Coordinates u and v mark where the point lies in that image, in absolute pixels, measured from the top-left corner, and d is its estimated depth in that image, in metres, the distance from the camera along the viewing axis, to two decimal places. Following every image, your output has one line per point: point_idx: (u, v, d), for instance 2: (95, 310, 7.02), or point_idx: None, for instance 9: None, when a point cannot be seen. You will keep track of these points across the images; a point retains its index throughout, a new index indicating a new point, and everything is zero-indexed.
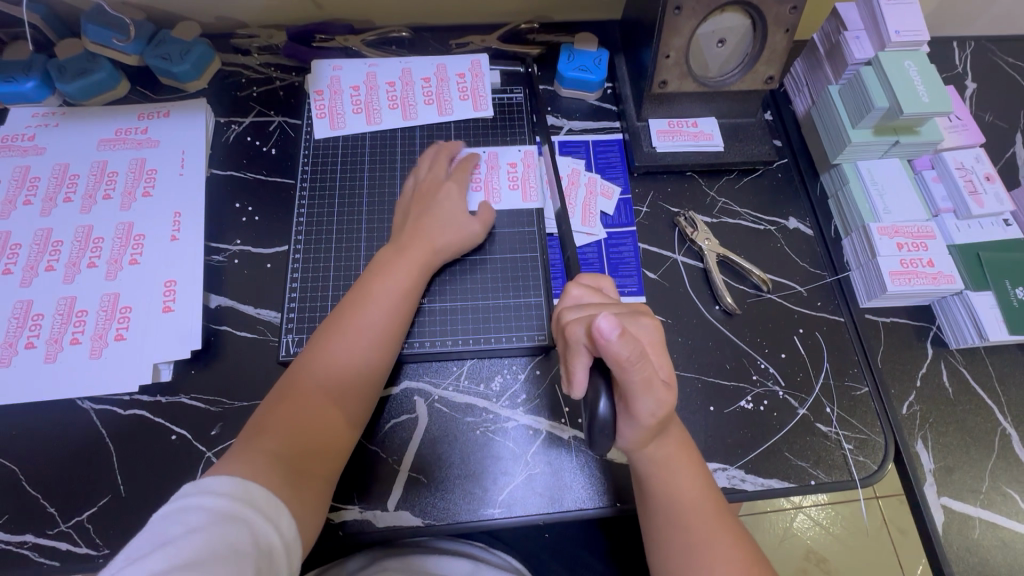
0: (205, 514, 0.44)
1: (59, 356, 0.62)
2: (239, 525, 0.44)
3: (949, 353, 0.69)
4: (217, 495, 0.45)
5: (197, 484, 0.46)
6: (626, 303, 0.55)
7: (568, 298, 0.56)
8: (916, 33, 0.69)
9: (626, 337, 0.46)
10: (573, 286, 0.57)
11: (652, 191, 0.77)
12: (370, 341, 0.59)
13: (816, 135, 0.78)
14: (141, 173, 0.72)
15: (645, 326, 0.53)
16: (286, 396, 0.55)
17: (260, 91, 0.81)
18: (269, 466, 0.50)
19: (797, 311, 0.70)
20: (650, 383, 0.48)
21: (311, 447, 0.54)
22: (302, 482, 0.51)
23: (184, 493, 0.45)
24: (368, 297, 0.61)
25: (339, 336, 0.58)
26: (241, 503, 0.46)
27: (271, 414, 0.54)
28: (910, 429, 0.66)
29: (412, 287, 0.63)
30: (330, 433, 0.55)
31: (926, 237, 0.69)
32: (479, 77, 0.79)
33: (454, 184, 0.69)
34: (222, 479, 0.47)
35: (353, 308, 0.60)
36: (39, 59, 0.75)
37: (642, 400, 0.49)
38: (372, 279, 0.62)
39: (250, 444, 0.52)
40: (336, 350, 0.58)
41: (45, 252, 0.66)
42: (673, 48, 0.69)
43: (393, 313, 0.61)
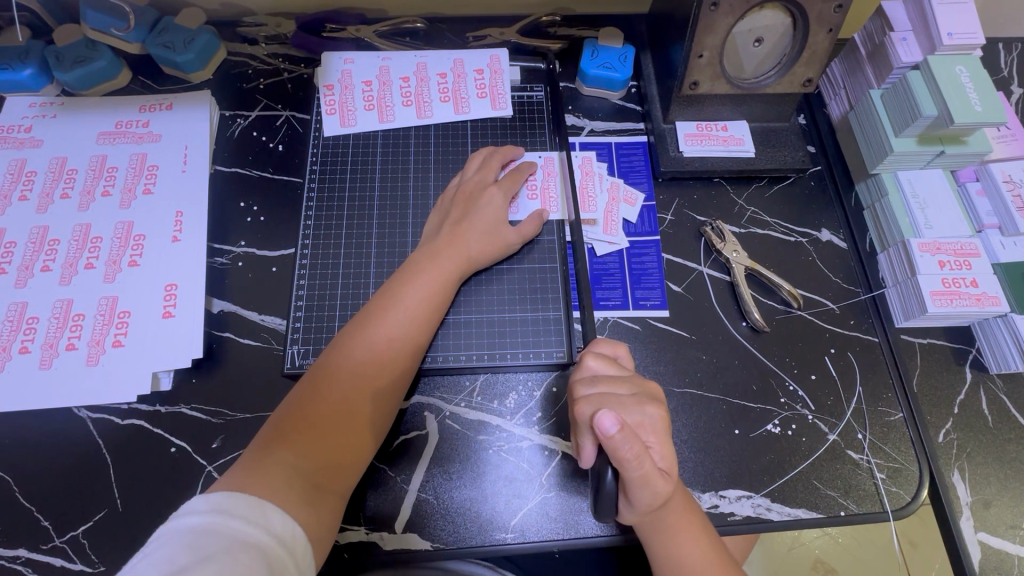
0: (217, 536, 0.40)
1: (55, 362, 0.59)
2: (251, 548, 0.41)
3: (990, 378, 0.65)
4: (230, 516, 0.42)
5: (208, 502, 0.43)
6: (635, 380, 0.54)
7: (582, 370, 0.54)
8: (969, 36, 0.64)
9: (625, 433, 0.47)
10: (588, 355, 0.55)
11: (678, 198, 0.73)
12: (396, 351, 0.56)
13: (853, 142, 0.73)
14: (141, 169, 0.68)
15: (650, 415, 0.52)
16: (305, 403, 0.52)
17: (267, 83, 0.77)
18: (286, 480, 0.47)
19: (828, 329, 0.67)
20: (648, 478, 0.48)
21: (330, 460, 0.50)
22: (319, 499, 0.48)
23: (193, 513, 0.42)
24: (396, 303, 0.58)
25: (366, 343, 0.55)
26: (255, 525, 0.43)
27: (288, 422, 0.51)
28: (946, 458, 0.62)
29: (441, 295, 0.60)
30: (351, 446, 0.52)
31: (970, 255, 0.65)
32: (497, 73, 0.75)
33: (497, 189, 0.66)
34: (235, 498, 0.44)
35: (380, 314, 0.57)
36: (36, 46, 0.71)
37: (647, 495, 0.49)
38: (400, 284, 0.59)
39: (265, 454, 0.49)
40: (361, 357, 0.55)
41: (41, 252, 0.63)
42: (707, 47, 0.64)
43: (422, 322, 0.58)
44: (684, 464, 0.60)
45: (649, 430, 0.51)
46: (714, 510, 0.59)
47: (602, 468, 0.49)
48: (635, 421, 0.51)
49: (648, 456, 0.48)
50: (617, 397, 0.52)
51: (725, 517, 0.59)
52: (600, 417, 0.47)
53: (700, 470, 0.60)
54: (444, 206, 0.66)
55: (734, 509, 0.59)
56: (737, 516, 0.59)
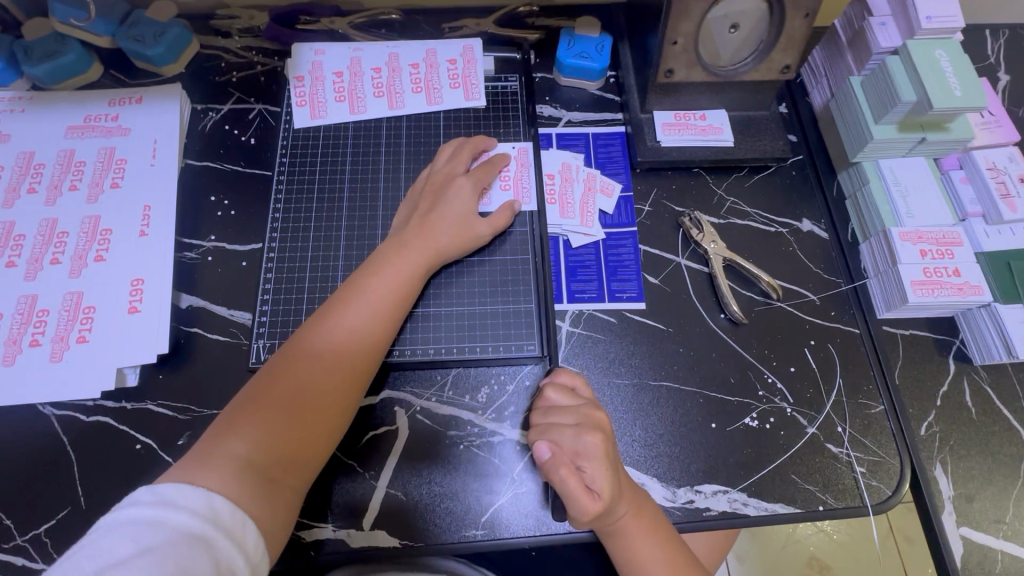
0: (160, 530, 0.39)
1: (19, 358, 0.59)
2: (196, 541, 0.40)
3: (973, 370, 0.64)
4: (175, 508, 0.41)
5: (152, 493, 0.42)
6: (582, 410, 0.56)
7: (541, 398, 0.58)
8: (948, 20, 0.63)
9: (555, 458, 0.53)
10: (547, 386, 0.58)
11: (656, 188, 0.72)
12: (358, 344, 0.55)
13: (835, 131, 0.72)
14: (110, 163, 0.68)
15: (586, 443, 0.53)
16: (262, 395, 0.51)
17: (240, 76, 0.76)
18: (237, 473, 0.46)
19: (808, 321, 0.65)
20: (574, 498, 0.51)
21: (285, 454, 0.50)
22: (272, 493, 0.48)
23: (137, 505, 0.41)
24: (361, 295, 0.57)
25: (328, 335, 0.54)
26: (200, 518, 0.41)
27: (244, 413, 0.50)
28: (928, 452, 0.61)
29: (407, 288, 0.59)
30: (309, 439, 0.51)
31: (952, 244, 0.64)
32: (472, 64, 0.74)
33: (467, 180, 0.65)
34: (182, 489, 0.42)
35: (343, 306, 0.56)
36: (5, 40, 0.71)
37: (577, 515, 0.51)
38: (366, 276, 0.58)
39: (218, 445, 0.48)
40: (322, 349, 0.54)
41: (6, 247, 0.63)
42: (681, 34, 0.63)
43: (387, 315, 0.57)
44: (660, 459, 0.59)
45: (583, 457, 0.53)
46: (690, 505, 0.57)
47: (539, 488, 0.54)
48: (571, 448, 0.54)
49: (574, 479, 0.52)
50: (557, 427, 0.55)
51: (700, 512, 0.57)
52: (536, 445, 0.53)
53: (676, 464, 0.59)
54: (415, 197, 0.65)
55: (710, 504, 0.58)
56: (713, 511, 0.57)
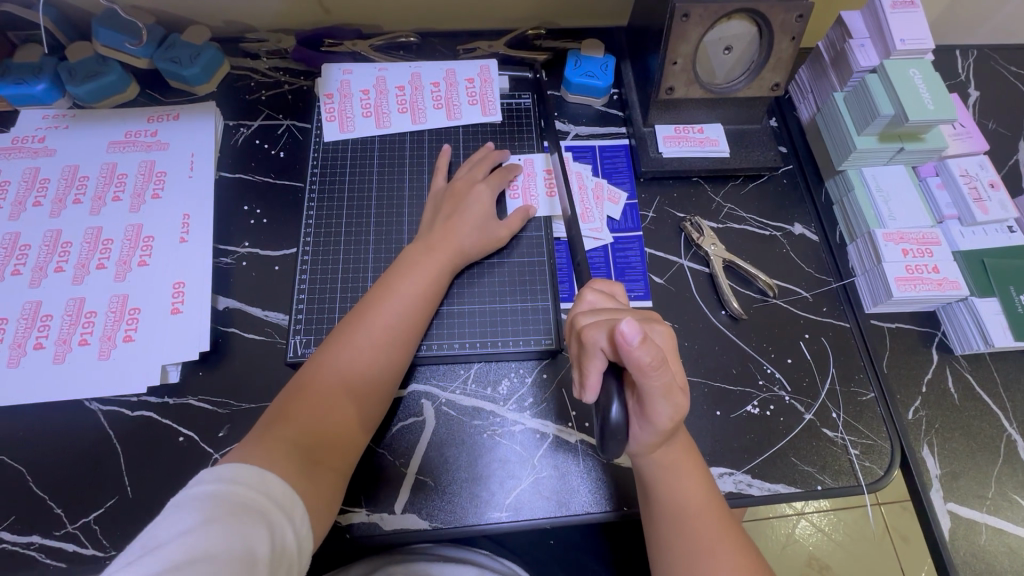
0: (222, 502, 0.44)
1: (68, 357, 0.62)
2: (253, 514, 0.44)
3: (954, 359, 0.69)
4: (233, 483, 0.46)
5: (214, 473, 0.46)
6: (637, 308, 0.56)
7: (581, 303, 0.57)
8: (920, 42, 0.70)
9: (647, 343, 0.45)
10: (587, 293, 0.58)
11: (658, 196, 0.77)
12: (390, 339, 0.60)
13: (821, 141, 0.78)
14: (150, 175, 0.72)
15: (658, 332, 0.53)
16: (306, 387, 0.56)
17: (269, 94, 0.81)
18: (288, 456, 0.51)
19: (802, 316, 0.71)
20: (668, 390, 0.48)
21: (329, 439, 0.54)
22: (318, 475, 0.52)
23: (201, 483, 0.45)
24: (392, 295, 0.61)
25: (363, 332, 0.59)
26: (253, 491, 0.46)
27: (290, 403, 0.55)
28: (916, 434, 0.66)
29: (434, 287, 0.63)
30: (349, 427, 0.56)
31: (931, 243, 0.70)
32: (487, 82, 0.80)
33: (484, 186, 0.70)
34: (239, 467, 0.47)
35: (377, 305, 0.61)
36: (49, 62, 0.75)
37: (667, 411, 0.49)
38: (396, 277, 0.63)
39: (269, 433, 0.52)
40: (360, 344, 0.58)
41: (54, 253, 0.67)
42: (680, 54, 0.69)
43: (417, 313, 0.62)
44: None
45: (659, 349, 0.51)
46: None
47: (609, 402, 0.48)
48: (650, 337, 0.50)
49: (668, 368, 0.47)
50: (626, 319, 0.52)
51: None
52: (623, 328, 0.45)
53: None
54: (436, 202, 0.70)
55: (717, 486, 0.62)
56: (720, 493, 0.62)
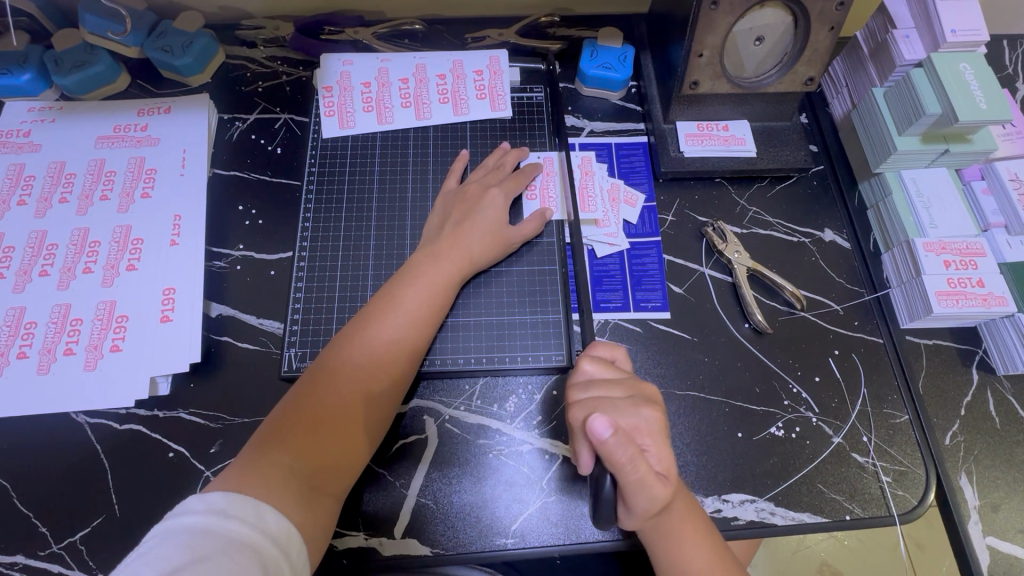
0: (210, 536, 0.41)
1: (53, 367, 0.59)
2: (245, 549, 0.41)
3: (997, 380, 0.65)
4: (227, 516, 0.43)
5: (204, 500, 0.43)
6: (631, 383, 0.54)
7: (577, 374, 0.55)
8: (973, 33, 0.63)
9: (619, 436, 0.47)
10: (585, 360, 0.55)
11: (678, 198, 0.72)
12: (393, 354, 0.56)
13: (856, 141, 0.72)
14: (140, 173, 0.68)
15: (645, 417, 0.52)
16: (303, 403, 0.52)
17: (266, 85, 0.77)
18: (283, 480, 0.47)
19: (832, 330, 0.66)
20: (645, 481, 0.48)
21: (327, 461, 0.51)
22: (315, 499, 0.48)
23: (189, 513, 0.42)
24: (397, 306, 0.57)
25: (364, 345, 0.55)
26: (247, 525, 0.43)
27: (285, 421, 0.51)
28: (953, 462, 0.61)
29: (441, 297, 0.59)
30: (349, 447, 0.52)
31: (976, 255, 0.64)
32: (497, 74, 0.75)
33: (499, 190, 0.66)
34: (231, 497, 0.44)
35: (380, 316, 0.57)
36: (35, 51, 0.71)
37: (649, 501, 0.49)
38: (401, 287, 0.59)
39: (262, 453, 0.49)
40: (360, 359, 0.55)
41: (39, 256, 0.63)
42: (707, 46, 0.63)
43: (421, 325, 0.58)
44: (687, 468, 0.60)
45: (644, 431, 0.51)
46: (718, 514, 0.58)
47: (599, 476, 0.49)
48: (630, 424, 0.51)
49: (642, 458, 0.48)
50: (611, 401, 0.52)
51: (728, 521, 0.58)
52: (593, 422, 0.47)
53: (703, 474, 0.59)
54: (446, 206, 0.65)
55: (738, 513, 0.58)
56: (741, 521, 0.58)
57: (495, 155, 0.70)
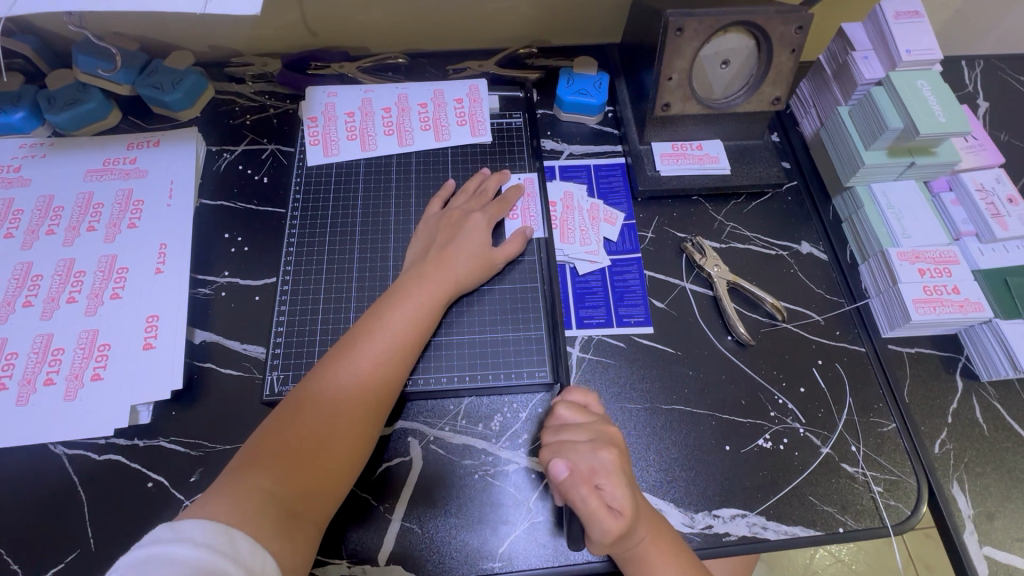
0: (186, 569, 0.39)
1: (32, 398, 0.58)
2: None
3: (981, 386, 0.65)
4: (197, 545, 0.41)
5: (174, 529, 0.42)
6: (595, 426, 0.55)
7: (552, 417, 0.57)
8: (927, 52, 0.66)
9: (573, 477, 0.51)
10: (559, 404, 0.58)
11: (657, 216, 0.74)
12: (378, 376, 0.56)
13: (826, 157, 0.75)
14: (127, 205, 0.70)
15: (603, 459, 0.53)
16: (286, 427, 0.52)
17: (254, 118, 0.79)
18: (261, 509, 0.46)
19: (815, 341, 0.66)
20: (596, 515, 0.50)
21: (308, 487, 0.50)
22: (294, 528, 0.47)
23: (159, 543, 0.41)
24: (382, 328, 0.58)
25: (349, 367, 0.55)
26: (220, 554, 0.41)
27: (267, 446, 0.51)
28: (944, 470, 0.61)
29: (426, 318, 0.60)
30: (332, 471, 0.51)
31: (949, 262, 0.66)
32: (477, 102, 0.78)
33: (482, 214, 0.67)
34: (204, 526, 0.43)
35: (366, 338, 0.57)
36: (29, 90, 0.74)
37: (600, 532, 0.50)
38: (387, 309, 0.59)
39: (239, 480, 0.48)
40: (344, 381, 0.54)
41: (23, 287, 0.64)
42: (676, 70, 0.66)
43: (407, 346, 0.58)
44: (676, 484, 0.59)
45: (600, 474, 0.52)
46: (708, 531, 0.57)
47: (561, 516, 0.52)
48: (587, 465, 0.52)
49: (596, 496, 0.50)
50: (572, 445, 0.54)
51: (719, 538, 0.57)
52: (552, 464, 0.51)
53: (693, 489, 0.59)
54: (430, 230, 0.67)
55: (729, 529, 0.57)
56: (732, 537, 0.57)
57: (475, 179, 0.71)
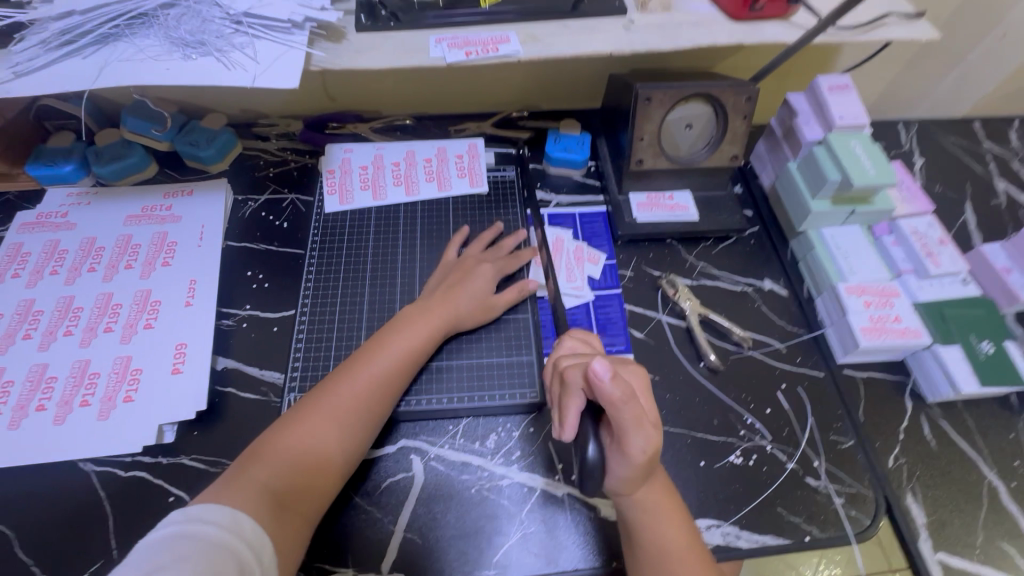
0: (194, 542, 0.46)
1: (68, 418, 0.64)
2: (222, 549, 0.47)
3: (928, 407, 0.72)
4: (202, 523, 0.48)
5: (182, 513, 0.48)
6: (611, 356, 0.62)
7: (561, 348, 0.64)
8: (856, 118, 0.78)
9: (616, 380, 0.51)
10: (565, 339, 0.65)
11: (635, 257, 0.83)
12: (375, 391, 0.62)
13: (781, 205, 0.85)
14: (162, 245, 0.78)
15: (632, 374, 0.59)
16: (289, 429, 0.58)
17: (276, 171, 0.89)
18: (257, 498, 0.52)
19: (778, 367, 0.74)
20: (642, 424, 0.52)
21: (303, 484, 0.55)
22: (283, 520, 0.52)
23: (169, 523, 0.47)
24: (385, 349, 0.65)
25: (352, 381, 0.62)
26: (224, 531, 0.48)
27: (271, 446, 0.57)
28: (898, 482, 0.67)
29: (424, 343, 0.67)
30: (325, 472, 0.57)
31: (891, 295, 0.74)
32: (475, 157, 0.88)
33: (492, 265, 0.75)
34: (207, 508, 0.49)
35: (367, 358, 0.64)
36: (79, 146, 0.83)
37: (641, 445, 0.52)
38: (391, 333, 0.67)
39: (242, 472, 0.54)
40: (345, 393, 0.61)
41: (65, 318, 0.71)
42: (646, 132, 0.78)
43: (405, 367, 0.65)
44: None
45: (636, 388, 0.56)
46: None
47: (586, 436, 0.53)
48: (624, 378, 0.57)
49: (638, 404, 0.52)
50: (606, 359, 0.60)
51: None
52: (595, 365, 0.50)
53: None
54: (445, 274, 0.75)
55: (705, 538, 0.62)
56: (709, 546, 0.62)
57: (490, 232, 0.80)
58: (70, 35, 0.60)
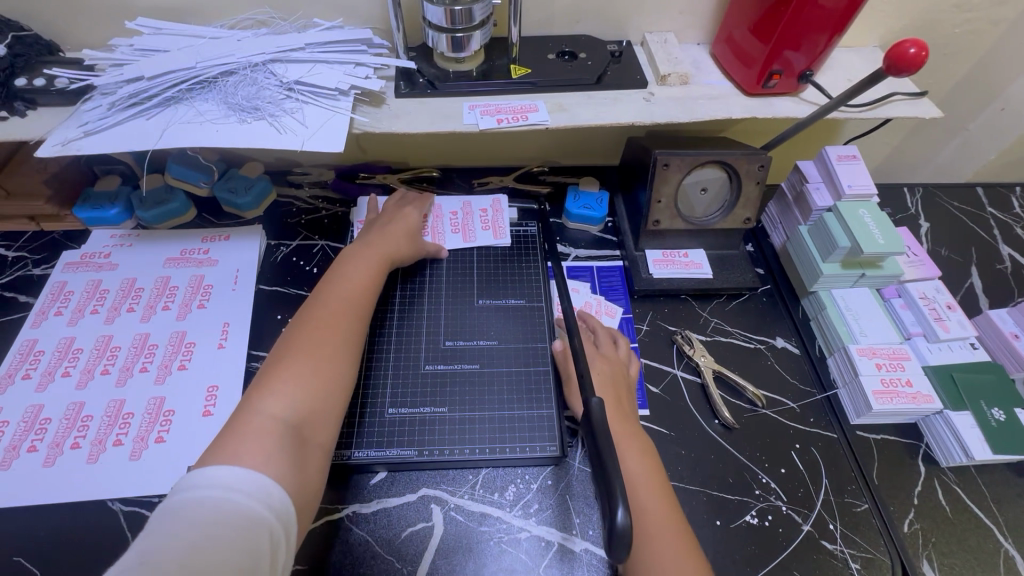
0: (221, 512, 0.44)
1: (101, 457, 0.66)
2: (248, 522, 0.44)
3: (941, 471, 0.73)
4: (228, 490, 0.45)
5: (205, 479, 0.45)
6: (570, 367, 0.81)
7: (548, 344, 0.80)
8: (866, 187, 0.81)
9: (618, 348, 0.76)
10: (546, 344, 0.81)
11: (651, 311, 0.86)
12: (349, 313, 0.66)
13: (792, 265, 0.88)
14: (198, 288, 0.81)
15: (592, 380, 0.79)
16: (277, 372, 0.57)
17: (308, 218, 0.93)
18: (277, 436, 0.52)
19: (791, 426, 0.75)
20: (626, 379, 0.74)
21: (309, 413, 0.56)
22: (304, 453, 0.53)
23: (194, 491, 0.45)
24: (341, 277, 0.70)
25: (320, 304, 0.65)
26: (249, 498, 0.46)
27: (259, 396, 0.55)
28: (915, 548, 0.67)
29: (376, 272, 0.73)
30: (326, 397, 0.58)
31: (902, 358, 0.76)
32: (499, 212, 0.93)
33: (414, 209, 0.86)
34: (228, 472, 0.47)
35: (325, 288, 0.68)
36: (124, 190, 0.88)
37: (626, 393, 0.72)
38: (343, 267, 0.72)
39: (245, 425, 0.52)
40: (318, 316, 0.64)
41: (102, 357, 0.74)
42: (663, 195, 0.82)
43: (366, 291, 0.70)
44: None
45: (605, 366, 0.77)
46: None
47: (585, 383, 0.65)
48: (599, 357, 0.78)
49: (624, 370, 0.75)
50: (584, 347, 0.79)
51: None
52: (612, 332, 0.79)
53: None
54: (375, 222, 0.83)
55: None
56: None
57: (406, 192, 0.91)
58: (138, 98, 0.66)
